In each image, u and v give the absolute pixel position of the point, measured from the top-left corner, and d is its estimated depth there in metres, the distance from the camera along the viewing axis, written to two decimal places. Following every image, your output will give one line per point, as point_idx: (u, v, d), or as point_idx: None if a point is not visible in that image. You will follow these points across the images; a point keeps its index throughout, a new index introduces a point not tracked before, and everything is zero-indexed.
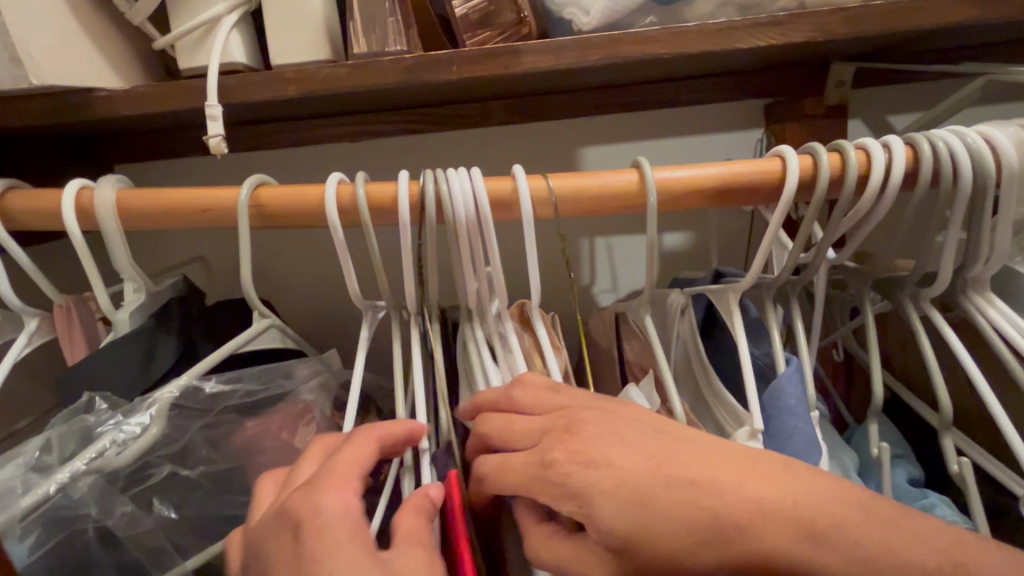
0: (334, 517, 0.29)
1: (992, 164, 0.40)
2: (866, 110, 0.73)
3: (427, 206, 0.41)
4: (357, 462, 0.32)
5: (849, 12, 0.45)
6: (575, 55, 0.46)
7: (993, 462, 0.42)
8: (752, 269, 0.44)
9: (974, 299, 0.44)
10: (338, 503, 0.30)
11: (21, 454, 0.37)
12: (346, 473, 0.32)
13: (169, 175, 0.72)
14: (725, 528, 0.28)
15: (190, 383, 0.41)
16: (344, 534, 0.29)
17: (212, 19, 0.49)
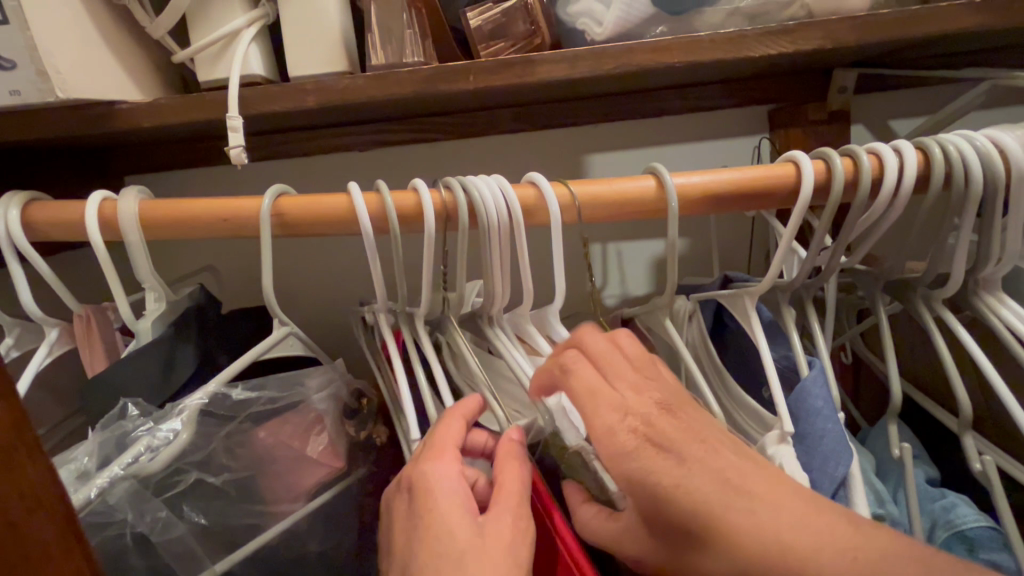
0: (437, 482, 0.33)
1: (1001, 167, 0.41)
2: (870, 115, 0.74)
3: (461, 212, 0.42)
4: (443, 442, 0.36)
5: (857, 20, 0.46)
6: (588, 64, 0.47)
7: (1010, 460, 0.43)
8: (768, 273, 0.45)
9: (987, 299, 0.44)
10: (446, 478, 0.34)
11: (71, 459, 0.38)
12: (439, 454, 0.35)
13: (182, 186, 0.72)
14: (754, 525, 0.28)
15: (218, 390, 0.41)
16: (447, 496, 0.33)
17: (232, 32, 0.50)
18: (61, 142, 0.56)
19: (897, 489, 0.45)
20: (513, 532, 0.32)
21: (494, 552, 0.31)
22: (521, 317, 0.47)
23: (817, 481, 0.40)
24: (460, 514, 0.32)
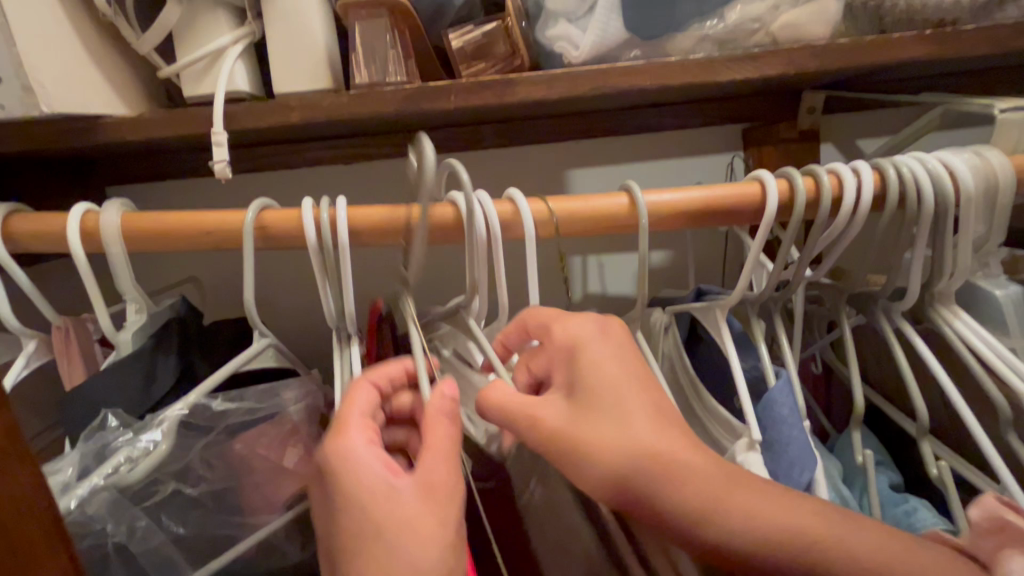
0: (357, 459, 0.32)
1: (950, 187, 0.43)
2: (837, 135, 0.78)
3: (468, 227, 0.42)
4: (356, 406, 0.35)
5: (817, 48, 0.48)
6: (566, 85, 0.49)
7: (965, 465, 0.45)
8: (737, 287, 0.47)
9: (943, 312, 0.46)
10: (362, 451, 0.32)
11: (51, 472, 0.38)
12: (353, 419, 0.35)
13: (165, 197, 0.73)
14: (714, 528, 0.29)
15: (198, 401, 0.42)
16: (370, 475, 0.31)
17: (218, 49, 0.51)
18: (44, 154, 0.57)
19: (861, 495, 0.47)
20: (442, 475, 0.32)
21: (429, 515, 0.30)
22: (499, 329, 0.48)
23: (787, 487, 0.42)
24: (379, 472, 0.31)
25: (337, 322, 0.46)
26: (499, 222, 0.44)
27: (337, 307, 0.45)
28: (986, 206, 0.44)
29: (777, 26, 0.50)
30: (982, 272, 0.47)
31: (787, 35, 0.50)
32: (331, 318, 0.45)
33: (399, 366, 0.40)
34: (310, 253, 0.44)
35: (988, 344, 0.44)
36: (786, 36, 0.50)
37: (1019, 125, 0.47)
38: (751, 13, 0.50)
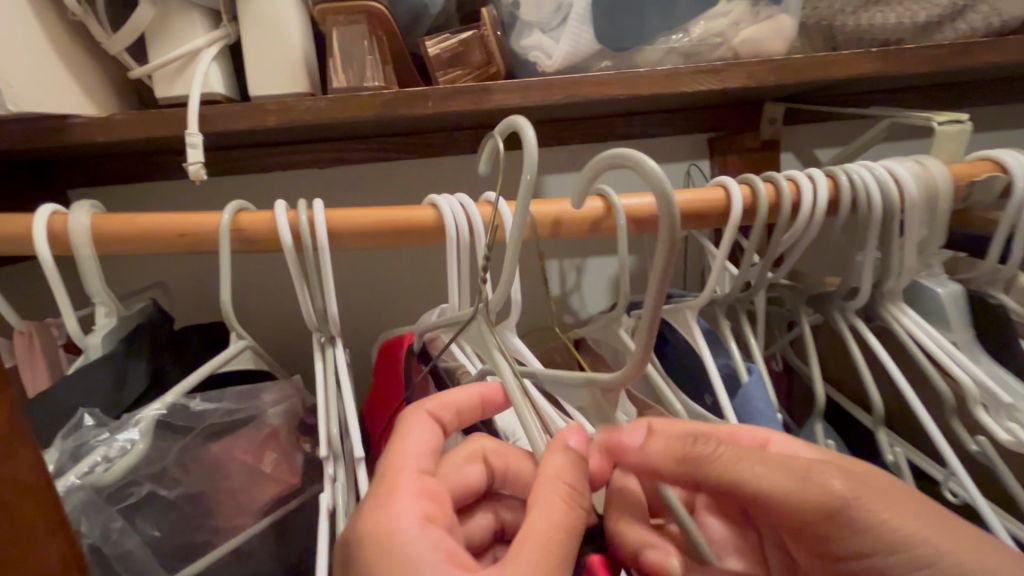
0: (375, 529, 0.29)
1: (895, 193, 0.47)
2: (797, 144, 0.82)
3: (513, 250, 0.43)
4: (411, 447, 0.33)
5: (775, 63, 0.52)
6: (540, 93, 0.51)
7: (918, 454, 0.48)
8: (706, 288, 0.49)
9: (891, 309, 0.49)
10: (396, 517, 0.29)
11: None
12: (417, 459, 0.33)
13: (132, 200, 0.71)
14: (822, 520, 0.31)
15: (177, 402, 0.42)
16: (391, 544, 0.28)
17: (192, 51, 0.51)
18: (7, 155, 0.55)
19: None
20: (568, 514, 0.29)
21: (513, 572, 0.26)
22: (480, 332, 0.49)
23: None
24: (415, 534, 0.29)
25: (318, 324, 0.46)
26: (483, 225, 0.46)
27: (316, 308, 0.45)
28: (928, 211, 0.47)
29: (738, 41, 0.53)
30: (924, 273, 0.50)
31: (747, 50, 0.53)
32: (311, 320, 0.45)
33: (468, 394, 0.37)
34: (287, 256, 0.44)
35: (934, 339, 0.47)
36: (745, 51, 0.53)
37: (955, 137, 0.51)
38: (714, 29, 0.53)
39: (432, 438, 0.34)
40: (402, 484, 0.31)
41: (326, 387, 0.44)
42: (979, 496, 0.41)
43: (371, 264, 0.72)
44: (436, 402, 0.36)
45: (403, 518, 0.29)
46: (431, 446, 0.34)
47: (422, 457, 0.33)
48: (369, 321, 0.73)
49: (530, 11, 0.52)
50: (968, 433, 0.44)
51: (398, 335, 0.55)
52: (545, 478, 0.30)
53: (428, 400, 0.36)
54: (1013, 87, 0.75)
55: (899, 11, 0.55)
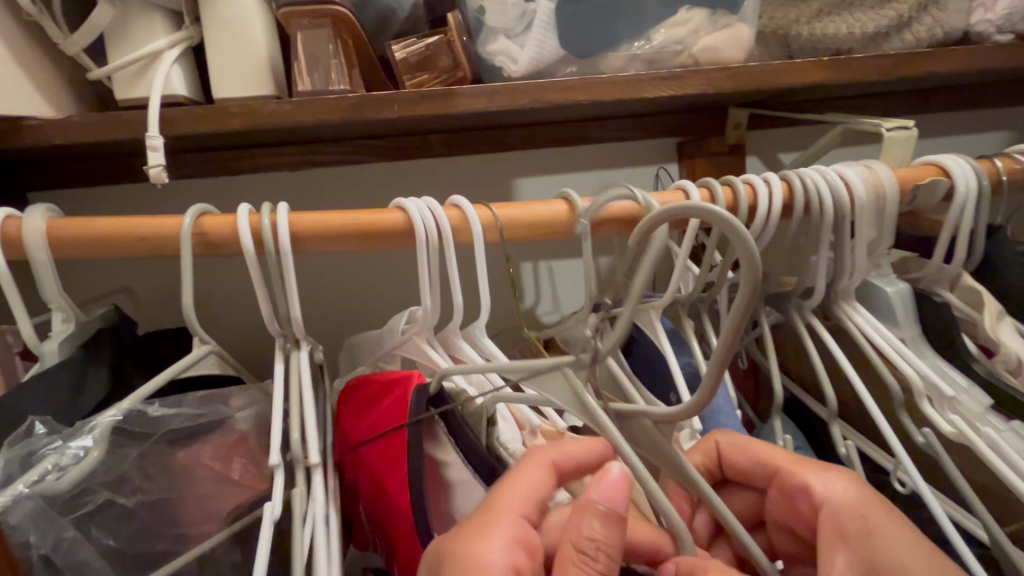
0: (484, 562, 0.31)
1: (846, 196, 0.49)
2: (761, 148, 0.84)
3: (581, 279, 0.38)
4: (522, 489, 0.35)
5: (732, 70, 0.53)
6: (505, 98, 0.52)
7: (868, 444, 0.50)
8: (668, 289, 0.50)
9: (844, 307, 0.51)
10: (492, 556, 0.31)
11: None
12: (518, 501, 0.34)
13: (92, 203, 0.70)
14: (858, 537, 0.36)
15: (134, 407, 0.41)
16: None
17: (153, 53, 0.50)
18: None
19: None
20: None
21: None
22: (450, 333, 0.49)
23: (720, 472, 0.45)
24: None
25: (282, 329, 0.46)
26: (449, 227, 0.47)
27: (279, 313, 0.45)
28: (876, 213, 0.49)
29: (698, 49, 0.54)
30: (874, 272, 0.52)
31: (706, 58, 0.55)
32: (274, 325, 0.45)
33: (582, 446, 0.38)
34: (248, 260, 0.44)
35: (883, 336, 0.49)
36: (705, 59, 0.55)
37: (900, 143, 0.53)
38: (674, 36, 0.54)
39: (543, 482, 0.36)
40: (497, 518, 0.33)
41: (286, 391, 0.43)
42: (922, 484, 0.43)
43: (342, 268, 0.72)
44: (557, 452, 0.37)
45: (484, 546, 0.32)
46: (541, 490, 0.35)
47: (533, 500, 0.35)
48: (340, 324, 0.73)
49: (496, 18, 0.53)
50: (914, 425, 0.46)
51: (367, 339, 0.54)
52: (594, 537, 0.32)
53: (551, 451, 0.37)
54: (960, 96, 0.78)
55: (850, 22, 0.57)
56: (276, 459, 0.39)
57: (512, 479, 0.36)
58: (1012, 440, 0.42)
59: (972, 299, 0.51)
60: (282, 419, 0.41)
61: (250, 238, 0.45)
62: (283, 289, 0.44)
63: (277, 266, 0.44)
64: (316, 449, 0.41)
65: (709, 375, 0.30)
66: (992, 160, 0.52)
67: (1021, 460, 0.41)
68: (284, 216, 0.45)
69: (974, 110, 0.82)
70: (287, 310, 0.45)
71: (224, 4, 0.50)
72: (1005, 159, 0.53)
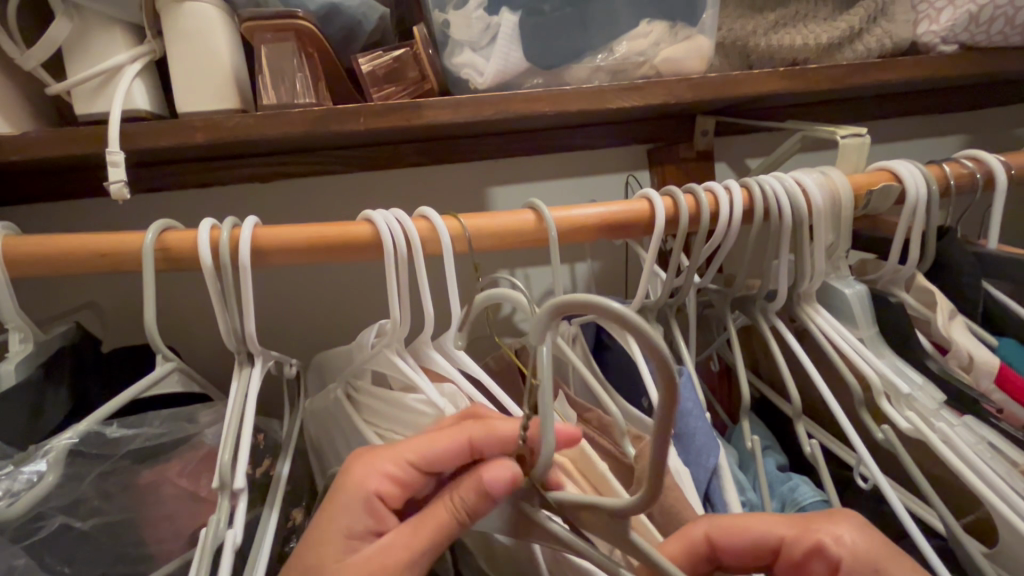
0: (362, 477, 0.36)
1: (803, 202, 0.50)
2: (728, 155, 0.86)
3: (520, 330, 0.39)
4: (429, 443, 0.36)
5: (692, 81, 0.55)
6: (470, 110, 0.53)
7: (830, 439, 0.52)
8: (636, 296, 0.51)
9: (806, 309, 0.53)
10: (373, 476, 0.36)
11: None
12: (412, 451, 0.36)
13: (55, 219, 0.68)
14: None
15: (91, 429, 0.40)
16: (354, 497, 0.35)
17: (114, 67, 0.50)
18: None
19: (754, 479, 0.52)
20: (425, 556, 0.34)
21: (345, 566, 0.33)
22: (422, 344, 0.48)
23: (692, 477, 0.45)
24: (375, 488, 0.35)
25: (236, 344, 0.45)
26: (416, 236, 0.47)
27: (234, 328, 0.44)
28: (833, 218, 0.51)
29: (660, 60, 0.56)
30: (834, 275, 0.54)
31: (667, 68, 0.56)
32: (228, 340, 0.44)
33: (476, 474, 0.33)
34: (206, 275, 0.44)
35: (843, 337, 0.50)
36: (666, 69, 0.56)
37: (855, 149, 0.55)
38: (637, 48, 0.55)
39: (438, 453, 0.36)
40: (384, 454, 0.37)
41: (234, 406, 0.42)
42: (883, 481, 0.44)
43: (312, 279, 0.72)
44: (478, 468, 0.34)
45: (370, 463, 0.36)
46: (419, 452, 0.36)
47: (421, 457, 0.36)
48: (312, 336, 0.73)
49: (461, 31, 0.54)
50: (874, 422, 0.47)
51: (337, 352, 0.54)
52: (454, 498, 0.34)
53: (474, 425, 0.36)
54: (913, 102, 0.82)
55: (803, 34, 0.60)
56: (240, 484, 0.40)
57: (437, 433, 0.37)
58: (963, 435, 0.43)
59: (927, 300, 0.53)
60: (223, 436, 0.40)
61: (208, 251, 0.44)
62: (240, 303, 0.44)
63: (234, 278, 0.44)
64: (242, 473, 0.39)
65: (662, 419, 0.27)
66: (941, 164, 0.55)
67: (972, 453, 0.42)
68: (248, 230, 0.45)
69: (927, 116, 0.85)
70: (241, 326, 0.44)
71: (183, 18, 0.50)
72: (953, 164, 0.55)
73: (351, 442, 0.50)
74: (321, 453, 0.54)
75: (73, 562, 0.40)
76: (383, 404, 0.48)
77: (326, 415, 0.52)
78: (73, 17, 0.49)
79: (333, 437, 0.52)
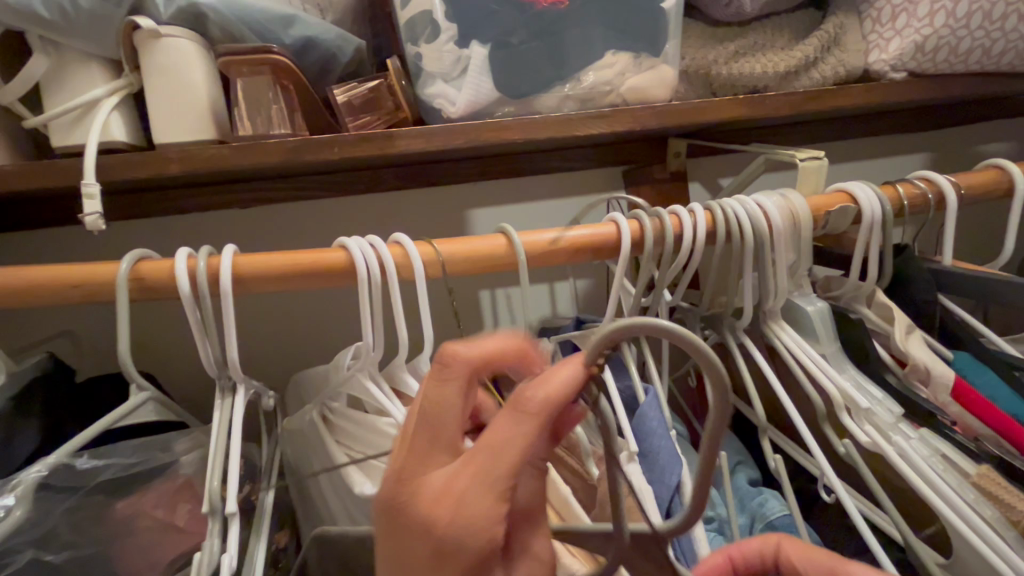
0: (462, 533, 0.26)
1: (764, 224, 0.52)
2: (702, 175, 0.89)
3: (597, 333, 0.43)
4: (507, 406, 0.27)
5: (656, 109, 0.57)
6: (443, 139, 0.54)
7: (796, 449, 0.53)
8: (605, 316, 0.52)
9: (772, 326, 0.54)
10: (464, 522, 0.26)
11: None
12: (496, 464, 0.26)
13: (31, 248, 0.68)
14: None
15: (60, 461, 0.40)
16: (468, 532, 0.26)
17: (91, 101, 0.51)
18: None
19: (724, 495, 0.53)
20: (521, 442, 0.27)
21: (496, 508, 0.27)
22: (397, 367, 0.49)
23: (654, 492, 0.45)
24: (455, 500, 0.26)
25: (218, 372, 0.46)
26: (390, 260, 0.48)
27: (216, 357, 0.45)
28: (792, 239, 0.53)
29: (625, 89, 0.58)
30: (797, 293, 0.56)
31: (634, 96, 0.59)
32: (211, 369, 0.45)
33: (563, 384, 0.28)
34: (184, 304, 0.44)
35: (806, 354, 0.52)
36: (633, 97, 0.59)
37: (814, 170, 0.58)
38: (602, 77, 0.57)
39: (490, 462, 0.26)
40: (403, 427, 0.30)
41: (223, 434, 0.43)
42: (843, 492, 0.45)
43: (292, 303, 0.72)
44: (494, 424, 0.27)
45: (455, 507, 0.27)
46: (512, 458, 0.27)
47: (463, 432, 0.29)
48: (292, 359, 0.73)
49: (432, 63, 0.55)
50: (836, 436, 0.48)
51: (314, 380, 0.55)
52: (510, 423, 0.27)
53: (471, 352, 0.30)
54: (873, 124, 0.85)
55: (761, 63, 0.63)
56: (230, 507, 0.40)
57: (511, 423, 0.27)
58: (918, 448, 0.45)
59: (886, 314, 0.55)
60: (207, 465, 0.41)
61: (187, 282, 0.45)
62: (217, 334, 0.45)
63: (211, 309, 0.44)
64: (234, 497, 0.40)
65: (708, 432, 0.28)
66: (894, 185, 0.57)
67: (927, 466, 0.44)
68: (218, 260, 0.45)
69: (889, 136, 0.89)
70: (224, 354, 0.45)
71: (159, 53, 0.51)
72: (907, 184, 0.58)
73: (324, 467, 0.50)
74: (298, 477, 0.54)
75: None
76: (359, 427, 0.48)
77: (303, 439, 0.52)
78: (50, 53, 0.50)
79: (309, 465, 0.52)
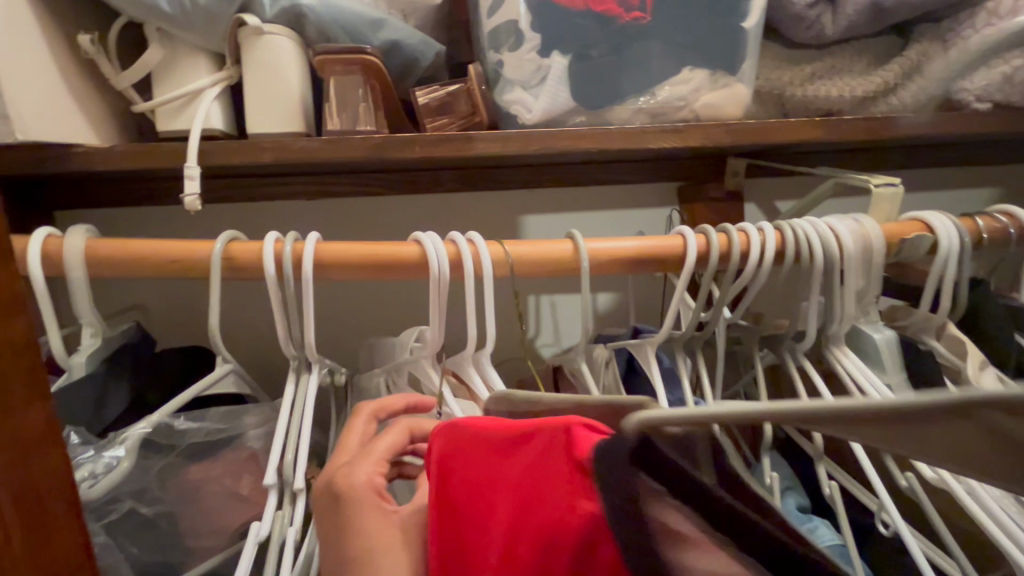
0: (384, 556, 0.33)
1: (835, 248, 0.52)
2: (759, 197, 0.89)
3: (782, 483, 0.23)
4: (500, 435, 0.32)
5: (729, 126, 0.58)
6: (519, 144, 0.56)
7: (853, 483, 0.51)
8: (664, 325, 0.53)
9: (834, 351, 0.54)
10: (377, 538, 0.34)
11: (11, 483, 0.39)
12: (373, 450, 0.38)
13: (123, 224, 0.73)
14: None
15: (161, 420, 0.43)
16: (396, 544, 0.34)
17: (196, 91, 0.55)
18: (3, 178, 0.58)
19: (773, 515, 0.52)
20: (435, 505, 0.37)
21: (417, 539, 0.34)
22: (460, 359, 0.50)
23: None
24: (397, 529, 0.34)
25: (296, 352, 0.48)
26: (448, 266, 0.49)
27: (295, 338, 0.47)
28: (864, 265, 0.52)
29: (699, 105, 0.59)
30: (863, 319, 0.54)
31: (706, 113, 0.59)
32: (290, 348, 0.47)
33: (402, 399, 0.44)
34: (270, 286, 0.47)
35: (869, 383, 0.51)
36: (705, 114, 0.59)
37: (890, 198, 0.57)
38: (677, 93, 0.58)
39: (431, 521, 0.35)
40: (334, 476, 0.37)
41: (287, 412, 0.46)
42: (904, 530, 0.43)
43: (352, 294, 0.75)
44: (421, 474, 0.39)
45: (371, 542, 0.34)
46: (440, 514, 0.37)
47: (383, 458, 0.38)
48: (347, 348, 0.75)
49: (513, 70, 0.57)
50: (899, 470, 0.47)
51: (381, 347, 0.57)
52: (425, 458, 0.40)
53: (372, 403, 0.42)
54: (945, 155, 0.83)
55: (839, 87, 0.63)
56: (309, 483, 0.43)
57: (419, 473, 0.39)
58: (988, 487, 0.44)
59: (958, 349, 0.53)
60: (280, 440, 0.44)
61: (272, 265, 0.48)
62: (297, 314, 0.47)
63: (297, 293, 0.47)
64: (302, 474, 0.43)
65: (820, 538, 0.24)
66: (973, 218, 0.56)
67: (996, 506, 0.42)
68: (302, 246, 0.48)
69: (961, 168, 0.86)
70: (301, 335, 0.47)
71: (260, 49, 0.54)
72: (986, 218, 0.56)
73: None
74: None
75: (139, 544, 0.43)
76: None
77: None
78: (165, 44, 0.54)
79: None
